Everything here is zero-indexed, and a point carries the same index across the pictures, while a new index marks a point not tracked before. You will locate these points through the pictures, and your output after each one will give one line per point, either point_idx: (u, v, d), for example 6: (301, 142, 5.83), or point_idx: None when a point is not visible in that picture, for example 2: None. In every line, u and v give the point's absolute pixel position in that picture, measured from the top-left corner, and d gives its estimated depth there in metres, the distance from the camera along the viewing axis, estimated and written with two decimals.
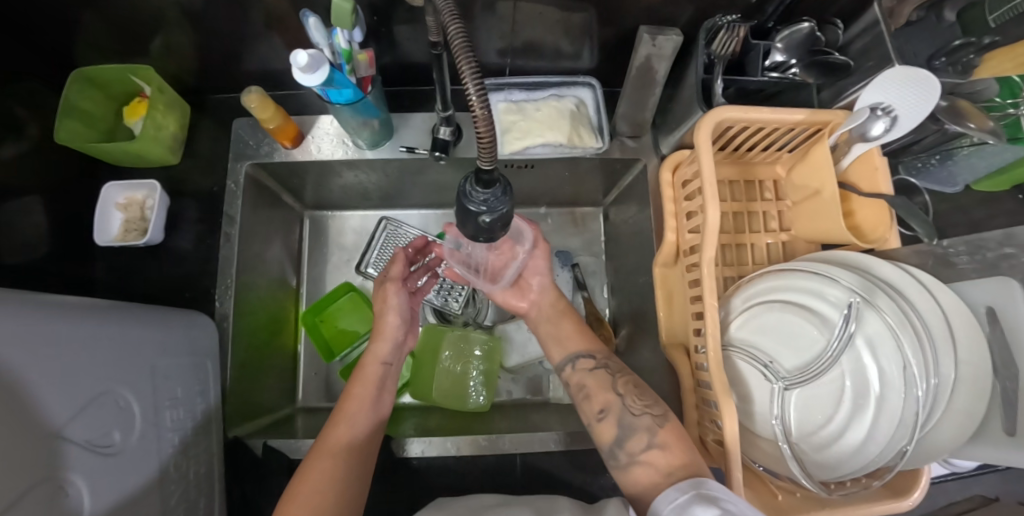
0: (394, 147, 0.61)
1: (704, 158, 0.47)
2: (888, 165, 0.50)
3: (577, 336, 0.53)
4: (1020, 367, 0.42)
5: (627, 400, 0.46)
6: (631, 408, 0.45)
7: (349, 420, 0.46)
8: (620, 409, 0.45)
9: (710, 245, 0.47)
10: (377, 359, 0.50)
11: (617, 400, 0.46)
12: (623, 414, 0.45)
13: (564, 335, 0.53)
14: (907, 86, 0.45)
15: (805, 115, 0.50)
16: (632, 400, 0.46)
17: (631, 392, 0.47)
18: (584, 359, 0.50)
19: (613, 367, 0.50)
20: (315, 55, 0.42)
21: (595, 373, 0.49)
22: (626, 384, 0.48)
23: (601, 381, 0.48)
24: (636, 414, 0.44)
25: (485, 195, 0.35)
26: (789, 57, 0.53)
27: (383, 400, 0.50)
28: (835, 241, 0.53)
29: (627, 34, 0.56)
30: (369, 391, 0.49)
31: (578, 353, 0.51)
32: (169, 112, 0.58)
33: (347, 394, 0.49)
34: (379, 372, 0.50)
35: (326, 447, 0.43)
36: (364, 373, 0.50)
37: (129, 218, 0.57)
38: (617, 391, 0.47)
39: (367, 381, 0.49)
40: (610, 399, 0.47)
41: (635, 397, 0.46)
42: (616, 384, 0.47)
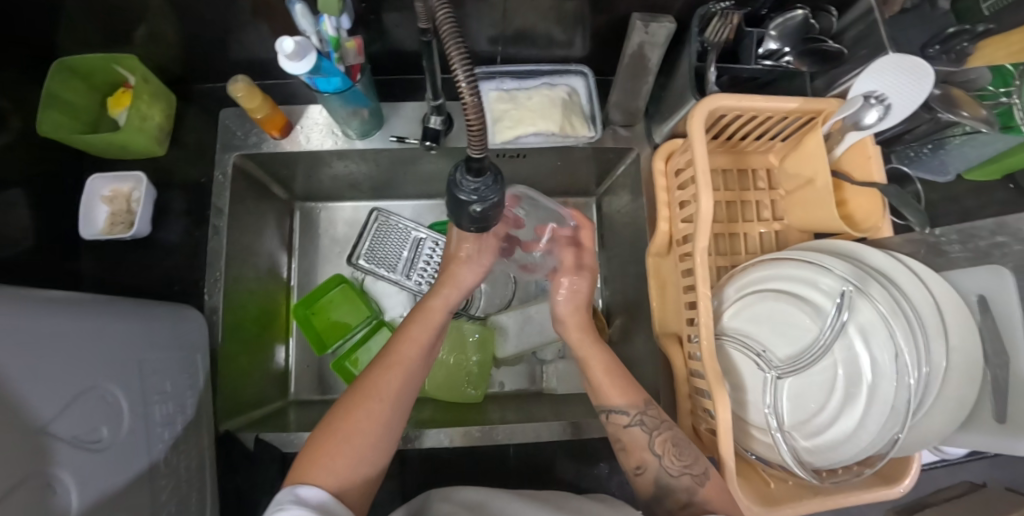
0: (384, 137, 0.60)
1: (697, 146, 0.47)
2: (880, 154, 0.50)
3: (609, 385, 0.48)
4: (1010, 355, 0.43)
5: (665, 460, 0.44)
6: (670, 468, 0.44)
7: (403, 366, 0.43)
8: (657, 470, 0.44)
9: (703, 235, 0.46)
10: (444, 306, 0.46)
11: (655, 460, 0.45)
12: (661, 473, 0.44)
13: (595, 379, 0.50)
14: (901, 73, 0.45)
15: (799, 103, 0.50)
16: (670, 461, 0.44)
17: (669, 450, 0.45)
18: (616, 417, 0.47)
19: (649, 423, 0.46)
20: (302, 43, 0.41)
21: (630, 431, 0.47)
22: (665, 443, 0.45)
23: (635, 440, 0.46)
24: (675, 474, 0.43)
25: (475, 184, 0.35)
26: (783, 44, 0.53)
27: (437, 348, 0.47)
28: (826, 229, 0.53)
29: (620, 21, 0.55)
30: (427, 336, 0.45)
31: (614, 407, 0.48)
32: (154, 102, 0.57)
33: (404, 332, 0.45)
34: (442, 318, 0.46)
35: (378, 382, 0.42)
36: (427, 314, 0.46)
37: (116, 211, 0.56)
38: (654, 453, 0.45)
39: (428, 322, 0.46)
40: (647, 458, 0.45)
41: (675, 456, 0.44)
42: (653, 444, 0.45)
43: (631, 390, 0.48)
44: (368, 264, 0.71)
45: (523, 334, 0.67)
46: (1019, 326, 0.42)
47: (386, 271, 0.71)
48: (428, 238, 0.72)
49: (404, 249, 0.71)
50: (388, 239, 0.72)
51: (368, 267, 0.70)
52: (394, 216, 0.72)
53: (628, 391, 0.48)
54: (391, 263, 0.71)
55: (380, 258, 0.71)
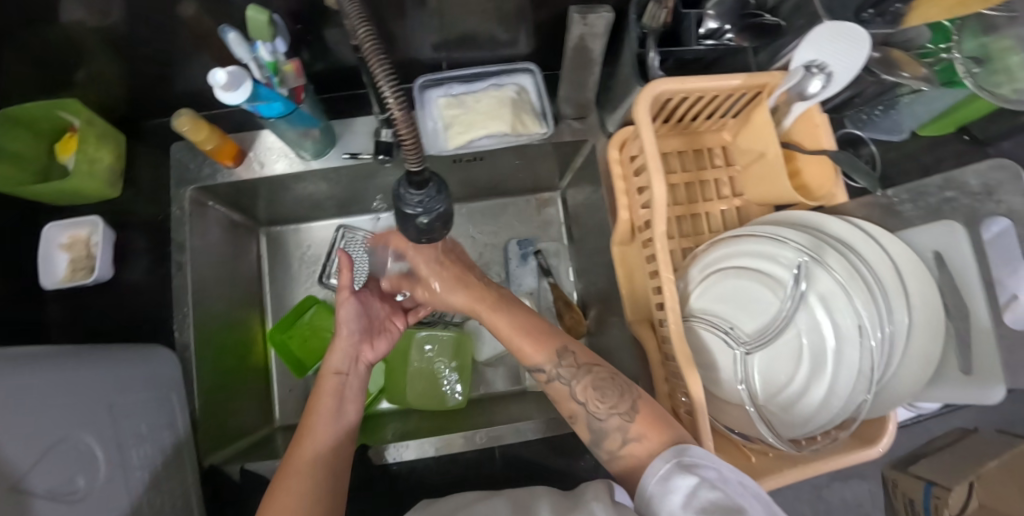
0: (338, 155, 0.59)
1: (645, 132, 0.48)
2: (828, 122, 0.51)
3: (523, 343, 0.48)
4: (970, 307, 0.43)
5: (590, 406, 0.45)
6: (597, 412, 0.44)
7: (313, 434, 0.44)
8: (587, 416, 0.45)
9: (660, 220, 0.47)
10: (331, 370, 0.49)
11: (582, 408, 0.45)
12: (592, 419, 0.44)
13: (512, 339, 0.49)
14: (838, 43, 0.47)
15: (743, 80, 0.50)
16: (596, 406, 0.44)
17: (592, 395, 0.45)
18: (538, 373, 0.47)
19: (567, 374, 0.46)
20: (235, 73, 0.41)
21: (552, 384, 0.46)
22: (586, 389, 0.45)
23: (559, 392, 0.46)
24: (605, 418, 0.43)
25: (420, 196, 0.35)
26: (724, 22, 0.53)
27: (346, 407, 0.48)
28: (782, 200, 0.53)
29: (560, 15, 0.55)
30: (329, 403, 0.47)
31: (535, 364, 0.47)
32: (103, 143, 0.56)
33: (308, 413, 0.47)
34: (335, 382, 0.49)
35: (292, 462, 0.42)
36: (321, 387, 0.48)
37: (75, 257, 0.55)
38: (579, 400, 0.45)
39: (326, 393, 0.48)
40: (575, 407, 0.46)
41: (599, 401, 0.44)
42: (576, 393, 0.45)
43: (544, 341, 0.48)
44: (340, 282, 0.71)
45: (500, 337, 0.67)
46: (974, 278, 0.42)
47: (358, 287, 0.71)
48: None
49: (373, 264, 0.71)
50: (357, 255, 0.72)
51: (340, 285, 0.71)
52: (361, 232, 0.72)
53: (542, 343, 0.48)
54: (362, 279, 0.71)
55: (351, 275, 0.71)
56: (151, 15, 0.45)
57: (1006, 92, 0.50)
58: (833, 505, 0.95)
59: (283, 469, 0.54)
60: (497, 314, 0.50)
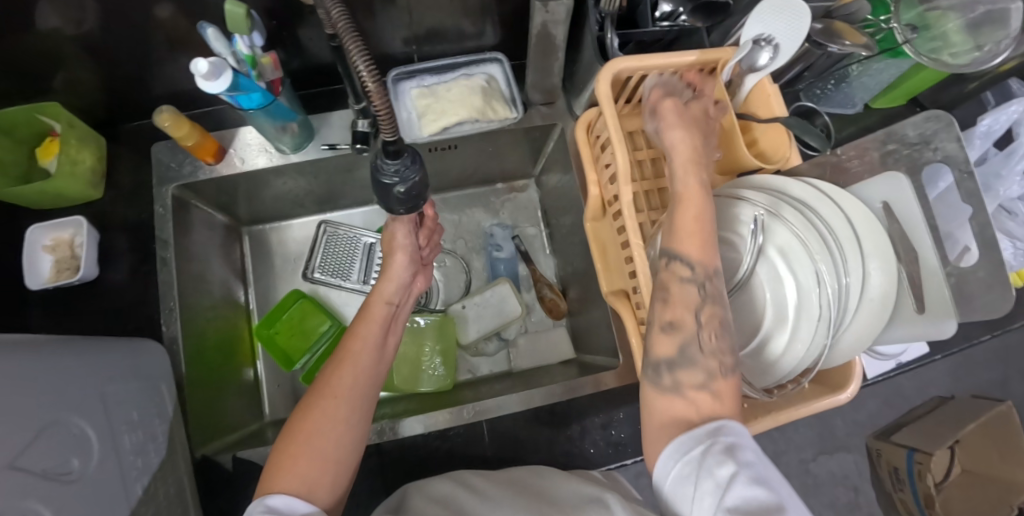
0: (317, 147, 0.61)
1: (606, 109, 0.50)
2: (779, 91, 0.54)
3: (691, 230, 0.39)
4: (918, 250, 0.46)
5: (703, 333, 0.37)
6: (704, 343, 0.37)
7: (354, 362, 0.44)
8: (692, 336, 0.37)
9: (626, 189, 0.49)
10: (384, 298, 0.50)
11: (695, 329, 0.37)
12: (692, 342, 0.37)
13: (678, 219, 0.40)
14: (782, 16, 0.51)
15: (696, 56, 0.54)
16: (708, 335, 0.37)
17: (712, 326, 0.38)
18: (676, 264, 0.38)
19: (709, 289, 0.37)
20: (217, 62, 0.43)
21: (685, 284, 0.38)
22: (711, 318, 0.38)
23: (685, 296, 0.38)
24: (706, 353, 0.36)
25: (396, 166, 0.37)
26: (677, 4, 0.56)
27: (387, 342, 0.48)
28: (742, 169, 0.56)
29: (522, 5, 0.58)
30: (374, 330, 0.47)
31: (680, 252, 0.38)
32: (84, 145, 0.58)
33: (351, 332, 0.47)
34: (386, 311, 0.49)
35: (329, 385, 0.42)
36: (370, 311, 0.49)
37: (60, 258, 0.56)
38: (698, 318, 0.38)
39: (374, 319, 0.48)
40: (686, 318, 0.38)
41: (714, 334, 0.37)
42: (700, 311, 0.38)
43: (709, 248, 0.38)
44: (324, 276, 0.72)
45: (482, 319, 0.67)
46: (922, 224, 0.45)
47: (342, 280, 0.72)
48: (377, 242, 0.73)
49: (355, 258, 0.72)
50: (338, 249, 0.73)
51: (323, 279, 0.71)
52: (342, 226, 0.73)
53: (707, 244, 0.38)
54: (346, 271, 0.72)
55: (334, 269, 0.72)
56: (128, 16, 0.47)
57: (945, 56, 0.56)
58: (822, 478, 0.96)
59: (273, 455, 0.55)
60: (698, 174, 0.41)
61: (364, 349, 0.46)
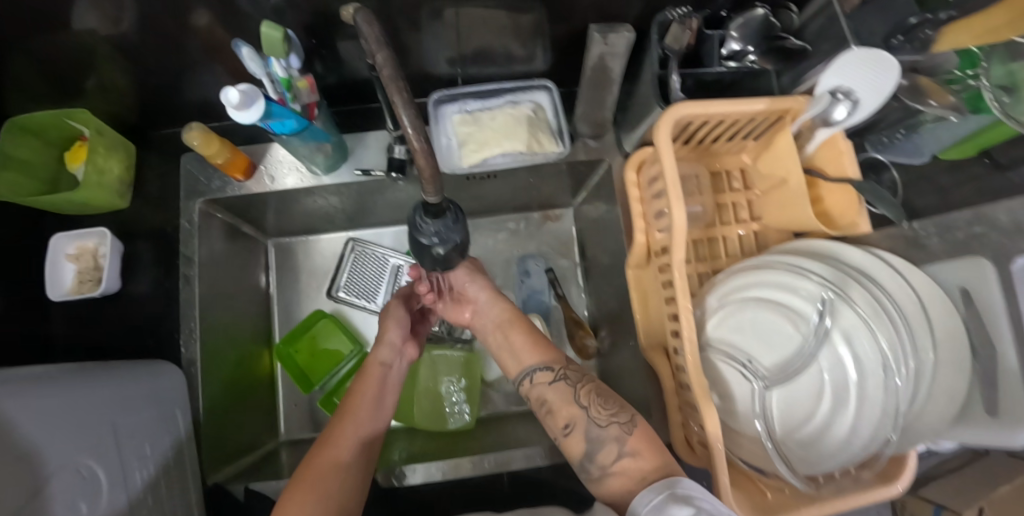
0: (350, 171, 0.58)
1: (665, 157, 0.47)
2: (852, 149, 0.49)
3: (526, 346, 0.50)
4: (996, 346, 0.42)
5: (592, 411, 0.43)
6: (597, 419, 0.43)
7: (353, 415, 0.45)
8: (587, 422, 0.43)
9: (679, 247, 0.46)
10: (378, 359, 0.51)
11: (583, 412, 0.44)
12: (590, 426, 0.42)
13: (518, 349, 0.51)
14: (866, 68, 0.46)
15: (766, 104, 0.49)
16: (596, 411, 0.43)
17: (595, 402, 0.44)
18: (542, 373, 0.47)
19: (573, 377, 0.47)
20: (247, 91, 0.40)
21: (555, 386, 0.46)
22: (588, 395, 0.45)
23: (563, 396, 0.45)
24: (603, 426, 0.42)
25: (435, 226, 0.34)
26: (747, 44, 0.52)
27: (386, 398, 0.49)
28: (803, 228, 0.52)
29: (579, 31, 0.54)
30: (371, 387, 0.49)
31: (533, 367, 0.48)
32: (112, 153, 0.55)
33: (352, 391, 0.48)
34: (381, 372, 0.50)
35: (329, 437, 0.43)
36: (366, 371, 0.50)
37: (82, 268, 0.55)
38: (581, 403, 0.44)
39: (371, 378, 0.49)
40: (576, 412, 0.44)
41: (600, 407, 0.43)
42: (579, 397, 0.44)
43: (549, 351, 0.50)
44: (348, 296, 0.70)
45: (507, 358, 0.66)
46: (1001, 316, 0.41)
47: (367, 301, 0.70)
48: (405, 265, 0.71)
49: (381, 280, 0.70)
50: (365, 269, 0.71)
51: (348, 299, 0.70)
52: (371, 246, 0.71)
53: (543, 349, 0.50)
54: (372, 293, 0.70)
55: (359, 288, 0.70)
56: (164, 26, 0.44)
57: None
58: None
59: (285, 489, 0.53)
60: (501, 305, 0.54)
61: (362, 408, 0.46)
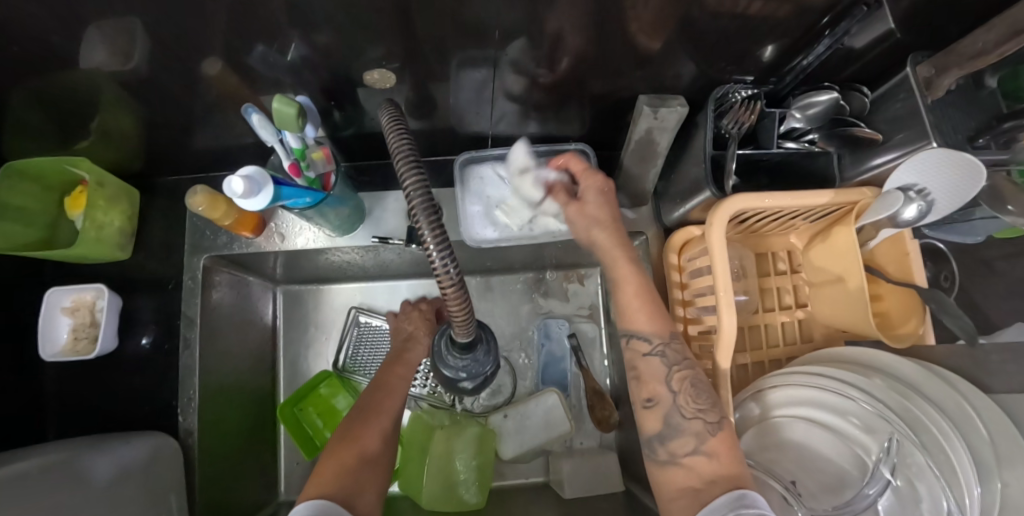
0: (366, 235, 0.55)
1: (717, 255, 0.43)
2: (920, 251, 0.46)
3: (644, 311, 0.42)
4: None
5: (680, 399, 0.39)
6: (682, 408, 0.39)
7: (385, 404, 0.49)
8: (670, 406, 0.39)
9: (724, 355, 0.42)
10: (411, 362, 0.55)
11: (669, 395, 0.40)
12: (672, 411, 0.39)
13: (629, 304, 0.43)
14: (945, 170, 0.41)
15: (831, 197, 0.45)
16: (685, 400, 0.39)
17: (686, 389, 0.40)
18: (636, 344, 0.42)
19: (671, 357, 0.41)
20: (251, 177, 0.35)
21: (647, 359, 0.41)
22: (681, 381, 0.40)
23: (651, 370, 0.41)
24: (687, 417, 0.39)
25: (464, 361, 0.31)
26: (809, 124, 0.48)
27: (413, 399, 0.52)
28: (855, 331, 0.48)
29: (623, 95, 0.50)
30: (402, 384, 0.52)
31: (638, 331, 0.42)
32: (113, 205, 0.52)
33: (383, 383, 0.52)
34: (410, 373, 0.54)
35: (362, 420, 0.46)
36: (400, 368, 0.54)
37: (78, 324, 0.51)
38: (670, 387, 0.40)
39: (402, 375, 0.53)
40: (660, 391, 0.40)
41: (690, 398, 0.39)
42: (670, 378, 0.40)
43: (661, 318, 0.43)
44: (355, 367, 0.66)
45: (524, 433, 0.62)
46: None
47: (376, 374, 0.66)
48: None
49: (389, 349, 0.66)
50: (373, 341, 0.67)
51: (354, 369, 0.66)
52: (379, 315, 0.67)
53: (657, 316, 0.42)
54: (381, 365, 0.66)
55: (367, 360, 0.66)
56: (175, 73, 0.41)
57: None
58: None
59: None
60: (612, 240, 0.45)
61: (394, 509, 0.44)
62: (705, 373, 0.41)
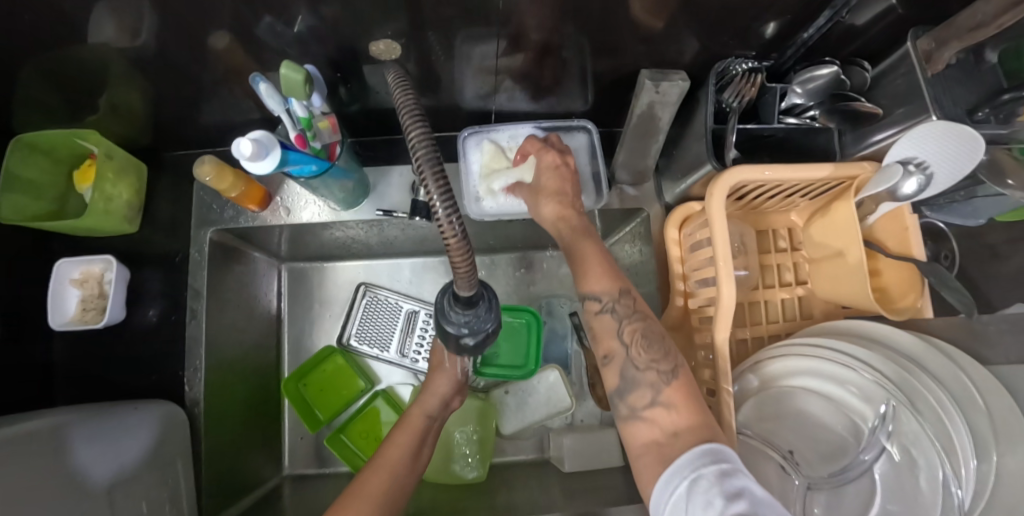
0: (371, 209, 0.55)
1: (717, 226, 0.43)
2: (919, 225, 0.46)
3: (598, 267, 0.43)
4: None
5: (632, 351, 0.39)
6: (635, 360, 0.39)
7: (391, 467, 0.45)
8: (623, 360, 0.39)
9: (723, 325, 0.43)
10: (424, 412, 0.51)
11: (623, 350, 0.40)
12: (626, 365, 0.39)
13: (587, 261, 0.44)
14: (946, 141, 0.41)
15: (830, 171, 0.45)
16: (636, 352, 0.39)
17: (638, 341, 0.40)
18: (589, 303, 0.42)
19: (621, 311, 0.41)
20: (259, 141, 0.36)
21: (601, 317, 0.42)
22: (633, 334, 0.40)
23: (604, 327, 0.41)
24: (641, 368, 0.38)
25: (465, 317, 0.31)
26: (810, 99, 0.48)
27: (421, 454, 0.49)
28: (854, 304, 0.48)
29: (627, 71, 0.50)
30: (410, 441, 0.48)
31: (590, 292, 0.42)
32: (121, 178, 0.52)
33: (390, 440, 0.49)
34: (424, 424, 0.51)
35: (364, 484, 0.43)
36: (408, 422, 0.50)
37: (86, 295, 0.52)
38: (623, 341, 0.40)
39: (411, 430, 0.50)
40: (615, 347, 0.41)
41: (642, 349, 0.39)
42: (622, 332, 0.40)
43: (613, 274, 0.42)
44: (359, 345, 0.67)
45: (524, 410, 0.63)
46: None
47: (380, 351, 0.67)
48: (420, 310, 0.68)
49: (393, 326, 0.67)
50: (378, 318, 0.68)
51: (359, 348, 0.67)
52: (383, 292, 0.68)
53: (609, 274, 0.42)
54: (384, 341, 0.67)
55: (372, 337, 0.67)
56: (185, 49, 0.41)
57: None
58: None
59: None
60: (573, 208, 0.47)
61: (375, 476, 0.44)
62: (661, 325, 0.41)
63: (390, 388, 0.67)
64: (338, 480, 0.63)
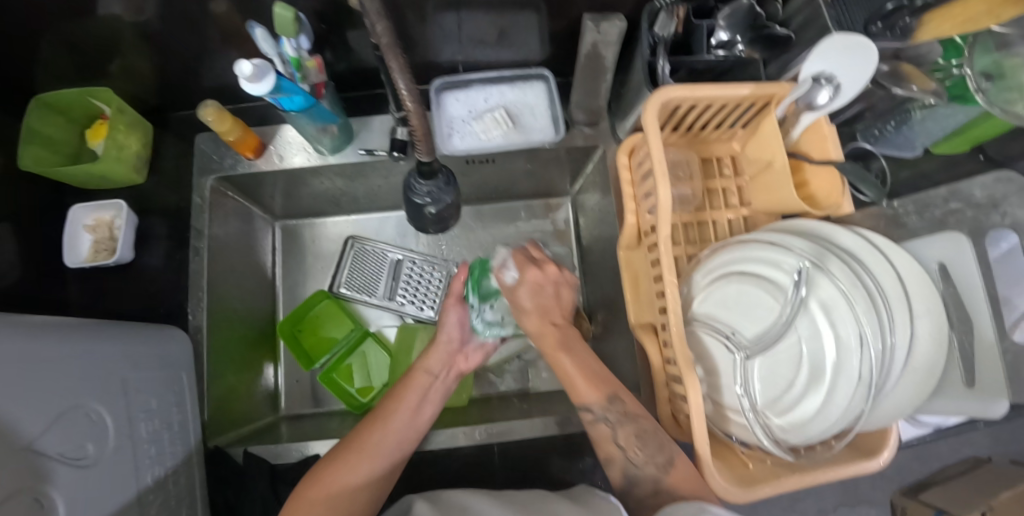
0: (355, 151, 0.62)
1: (653, 140, 0.48)
2: (836, 133, 0.51)
3: (583, 382, 0.47)
4: (973, 320, 0.46)
5: (628, 454, 0.47)
6: (634, 459, 0.47)
7: (387, 423, 0.48)
8: (623, 461, 0.47)
9: (664, 225, 0.47)
10: (425, 370, 0.53)
11: (619, 453, 0.48)
12: (627, 464, 0.47)
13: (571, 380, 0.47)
14: (850, 55, 0.46)
15: (751, 90, 0.51)
16: (632, 454, 0.46)
17: (633, 444, 0.47)
18: (583, 414, 0.48)
19: (612, 419, 0.47)
20: (260, 65, 0.42)
21: (594, 425, 0.47)
22: (627, 437, 0.47)
23: (601, 436, 0.48)
24: (641, 466, 0.46)
25: (428, 187, 0.41)
26: (734, 33, 0.55)
27: (426, 408, 0.51)
28: (788, 210, 0.54)
29: (576, 22, 0.57)
30: (415, 397, 0.51)
31: (584, 403, 0.47)
32: (130, 131, 0.58)
33: (395, 394, 0.51)
34: (426, 381, 0.53)
35: (360, 440, 0.46)
36: (412, 379, 0.52)
37: (98, 238, 0.57)
38: (617, 448, 0.47)
39: (414, 387, 0.52)
40: (613, 452, 0.48)
41: (637, 449, 0.46)
42: (617, 440, 0.47)
43: (603, 385, 0.47)
44: (350, 292, 0.72)
45: None
46: (980, 294, 0.44)
47: (368, 296, 0.72)
48: (404, 258, 0.73)
49: (380, 275, 0.73)
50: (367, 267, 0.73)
51: (349, 295, 0.72)
52: (370, 243, 0.73)
53: (599, 385, 0.47)
54: (371, 288, 0.72)
55: (360, 285, 0.72)
56: (187, 14, 0.48)
57: None
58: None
59: (284, 454, 0.55)
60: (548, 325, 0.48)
61: (400, 413, 0.49)
62: (651, 421, 0.47)
63: (380, 331, 0.73)
64: (331, 417, 0.67)
